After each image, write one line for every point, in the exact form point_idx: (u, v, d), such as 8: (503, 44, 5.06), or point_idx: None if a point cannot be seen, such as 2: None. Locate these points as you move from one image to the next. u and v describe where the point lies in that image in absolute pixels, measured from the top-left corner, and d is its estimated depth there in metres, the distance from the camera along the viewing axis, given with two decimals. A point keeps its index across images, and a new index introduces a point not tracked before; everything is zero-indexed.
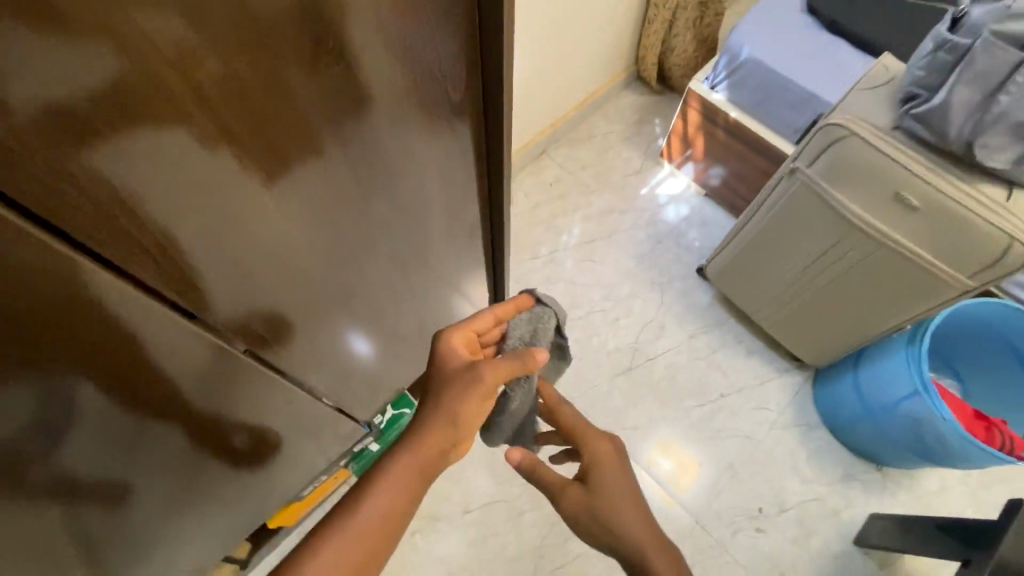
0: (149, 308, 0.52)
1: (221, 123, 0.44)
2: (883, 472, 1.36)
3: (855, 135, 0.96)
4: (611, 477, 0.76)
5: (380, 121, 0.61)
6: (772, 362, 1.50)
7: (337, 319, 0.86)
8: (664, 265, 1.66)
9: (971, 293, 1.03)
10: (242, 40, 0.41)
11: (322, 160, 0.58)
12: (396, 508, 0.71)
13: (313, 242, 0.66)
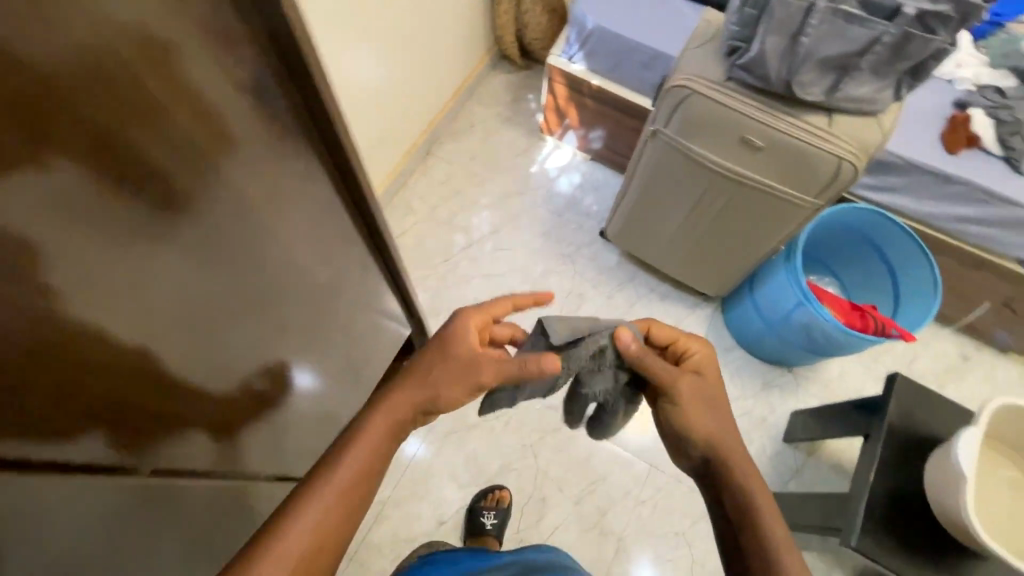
0: (28, 486, 0.41)
1: (10, 263, 0.35)
2: (794, 372, 1.55)
3: (696, 92, 1.02)
4: (710, 373, 0.77)
5: (241, 185, 0.53)
6: (684, 302, 1.62)
7: (262, 396, 0.77)
8: (570, 236, 1.71)
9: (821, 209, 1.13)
10: (10, 158, 0.32)
11: (182, 250, 0.49)
12: (365, 483, 0.63)
13: (210, 327, 0.58)
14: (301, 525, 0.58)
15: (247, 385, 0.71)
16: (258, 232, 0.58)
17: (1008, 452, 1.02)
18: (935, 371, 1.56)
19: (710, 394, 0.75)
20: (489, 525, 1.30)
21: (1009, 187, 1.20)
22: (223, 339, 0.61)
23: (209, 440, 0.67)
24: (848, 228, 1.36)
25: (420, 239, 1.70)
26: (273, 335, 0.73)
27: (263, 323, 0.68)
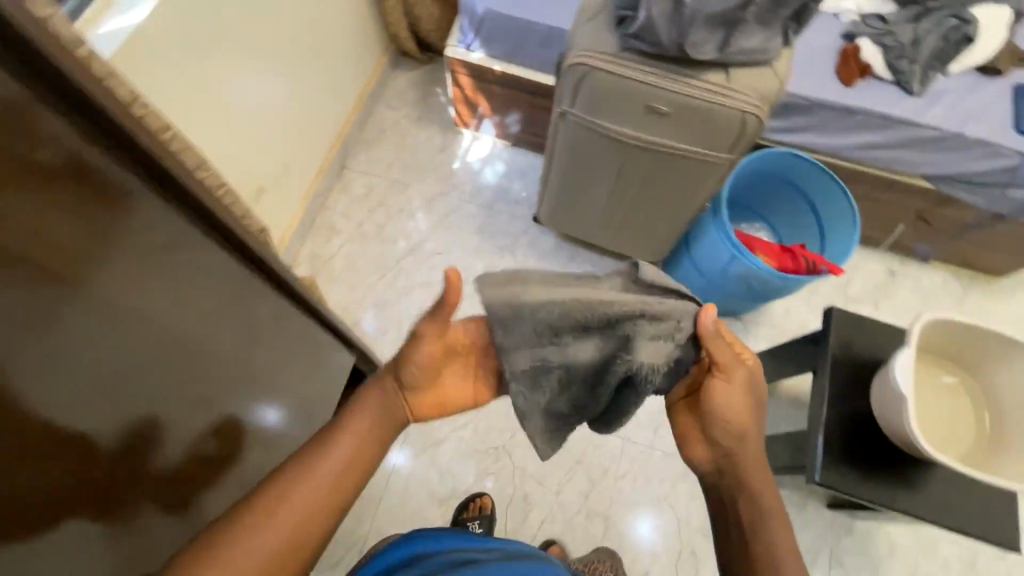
0: None
1: None
2: (742, 320, 1.59)
3: (594, 68, 1.00)
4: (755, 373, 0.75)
5: (94, 267, 0.51)
6: (627, 273, 1.63)
7: (206, 454, 0.77)
8: (505, 227, 1.68)
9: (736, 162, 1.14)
10: None
11: (63, 337, 0.50)
12: (346, 475, 0.66)
13: (129, 396, 0.60)
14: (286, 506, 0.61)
15: (191, 461, 0.74)
16: (139, 301, 0.58)
17: (939, 361, 1.07)
18: (868, 294, 1.64)
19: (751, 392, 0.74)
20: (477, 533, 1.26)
21: (904, 109, 1.24)
22: (146, 404, 0.63)
23: (166, 516, 0.71)
24: (765, 173, 1.39)
25: (352, 259, 1.63)
26: (213, 399, 0.76)
27: (181, 383, 0.68)
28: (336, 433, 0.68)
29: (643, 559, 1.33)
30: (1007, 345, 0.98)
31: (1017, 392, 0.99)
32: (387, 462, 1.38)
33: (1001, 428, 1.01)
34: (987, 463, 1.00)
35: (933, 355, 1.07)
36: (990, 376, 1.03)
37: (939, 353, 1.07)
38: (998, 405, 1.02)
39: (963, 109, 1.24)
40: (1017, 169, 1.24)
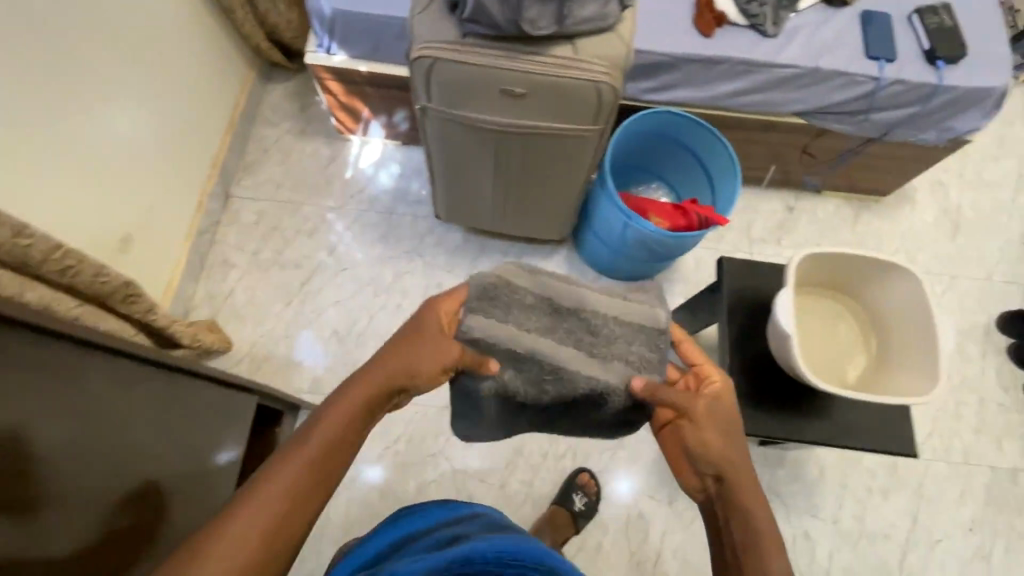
0: None
1: None
2: (657, 280, 1.61)
3: (437, 59, 0.96)
4: (725, 401, 0.81)
5: None
6: (538, 255, 1.63)
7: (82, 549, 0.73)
8: (409, 230, 1.63)
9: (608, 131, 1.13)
10: None
11: None
12: (344, 441, 0.69)
13: None
14: (295, 479, 0.65)
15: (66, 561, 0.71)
16: None
17: (822, 291, 1.12)
18: (768, 233, 1.70)
19: (720, 418, 0.79)
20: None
21: (765, 50, 1.26)
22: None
23: None
24: (646, 134, 1.40)
25: (253, 291, 1.55)
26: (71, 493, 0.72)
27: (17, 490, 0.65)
28: (336, 403, 0.71)
29: (594, 532, 1.35)
30: (877, 267, 1.03)
31: (893, 310, 1.04)
32: (363, 477, 1.37)
33: (883, 345, 1.06)
34: (870, 380, 1.06)
35: (817, 287, 1.11)
36: (868, 298, 1.08)
37: (821, 284, 1.11)
38: (878, 324, 1.08)
39: (817, 43, 1.27)
40: (874, 94, 1.29)
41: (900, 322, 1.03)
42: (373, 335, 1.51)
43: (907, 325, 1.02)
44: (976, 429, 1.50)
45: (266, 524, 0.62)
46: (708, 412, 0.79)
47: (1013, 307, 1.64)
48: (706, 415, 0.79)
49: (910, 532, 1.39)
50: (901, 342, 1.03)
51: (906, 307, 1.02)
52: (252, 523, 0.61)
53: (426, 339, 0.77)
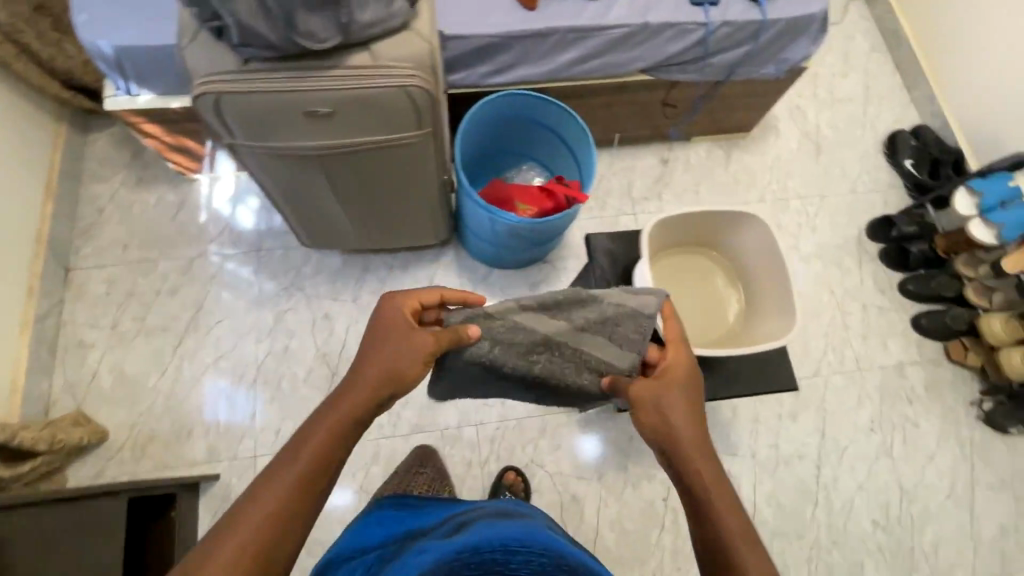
0: None
1: None
2: (549, 260, 1.59)
3: (220, 92, 0.86)
4: (667, 375, 0.87)
5: None
6: (425, 261, 1.57)
7: None
8: (283, 264, 1.52)
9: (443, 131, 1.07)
10: None
11: None
12: (335, 449, 0.74)
13: None
14: (288, 486, 0.69)
15: None
16: None
17: (686, 249, 1.13)
18: (648, 190, 1.71)
19: (660, 395, 0.85)
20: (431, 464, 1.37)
21: (590, 16, 1.23)
22: None
23: None
24: (497, 120, 1.36)
25: (121, 368, 1.41)
26: None
27: None
28: (323, 418, 0.76)
29: None
30: (727, 218, 1.05)
31: (748, 256, 1.07)
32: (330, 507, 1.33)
33: (748, 292, 1.10)
34: (740, 326, 1.09)
35: (680, 245, 1.13)
36: (727, 247, 1.11)
37: (683, 242, 1.12)
38: (741, 271, 1.10)
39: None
40: (706, 40, 1.29)
41: (756, 267, 1.06)
42: (265, 384, 1.42)
43: (762, 270, 1.05)
44: (863, 336, 1.60)
45: (259, 532, 0.65)
46: (650, 391, 0.85)
47: (878, 214, 1.74)
48: (649, 394, 0.85)
49: (820, 446, 1.48)
50: (761, 287, 1.06)
51: (758, 252, 1.05)
52: (249, 533, 0.64)
53: (397, 341, 0.82)
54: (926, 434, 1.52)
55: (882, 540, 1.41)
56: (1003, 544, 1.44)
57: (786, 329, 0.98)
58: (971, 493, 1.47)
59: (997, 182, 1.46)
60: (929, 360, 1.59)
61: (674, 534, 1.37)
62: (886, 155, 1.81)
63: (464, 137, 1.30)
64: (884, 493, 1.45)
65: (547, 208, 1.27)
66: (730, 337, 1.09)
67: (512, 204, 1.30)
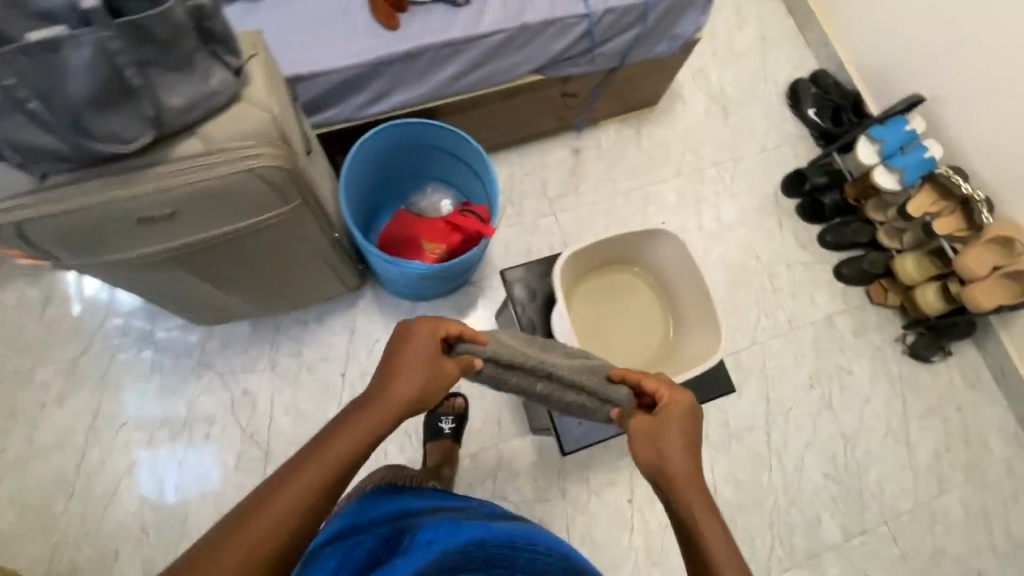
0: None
1: None
2: (475, 281, 1.51)
3: (21, 220, 0.71)
4: (667, 408, 0.78)
5: None
6: (343, 308, 1.45)
7: None
8: (183, 344, 1.37)
9: (315, 193, 0.94)
10: None
11: None
12: (352, 469, 0.61)
13: None
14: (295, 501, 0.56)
15: None
16: None
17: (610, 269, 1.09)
18: (563, 185, 1.63)
19: (655, 426, 0.76)
20: (447, 429, 1.34)
21: (461, 26, 1.11)
22: None
23: None
24: (387, 151, 1.23)
25: (20, 500, 1.25)
26: None
27: None
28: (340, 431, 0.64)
29: None
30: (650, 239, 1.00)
31: (674, 276, 1.03)
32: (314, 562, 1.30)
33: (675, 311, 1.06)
34: (671, 345, 1.06)
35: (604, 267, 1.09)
36: (654, 266, 1.07)
37: (609, 263, 1.08)
38: (665, 288, 1.07)
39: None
40: (591, 32, 1.20)
41: (681, 287, 1.02)
42: (192, 481, 1.30)
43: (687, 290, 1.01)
44: (792, 295, 1.63)
45: (267, 547, 0.52)
46: (650, 421, 0.77)
47: (790, 169, 1.75)
48: (649, 423, 0.77)
49: (767, 414, 1.52)
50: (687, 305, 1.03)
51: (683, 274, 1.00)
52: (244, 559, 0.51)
53: (426, 358, 0.73)
54: (860, 379, 1.59)
55: (834, 490, 1.49)
56: (937, 466, 1.55)
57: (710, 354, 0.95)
58: (905, 426, 1.57)
59: (895, 128, 1.49)
60: (854, 306, 1.65)
61: (643, 533, 1.39)
62: (790, 106, 1.80)
63: (352, 179, 1.16)
64: (829, 444, 1.52)
65: (454, 246, 1.17)
66: (665, 356, 1.07)
67: (418, 243, 1.20)
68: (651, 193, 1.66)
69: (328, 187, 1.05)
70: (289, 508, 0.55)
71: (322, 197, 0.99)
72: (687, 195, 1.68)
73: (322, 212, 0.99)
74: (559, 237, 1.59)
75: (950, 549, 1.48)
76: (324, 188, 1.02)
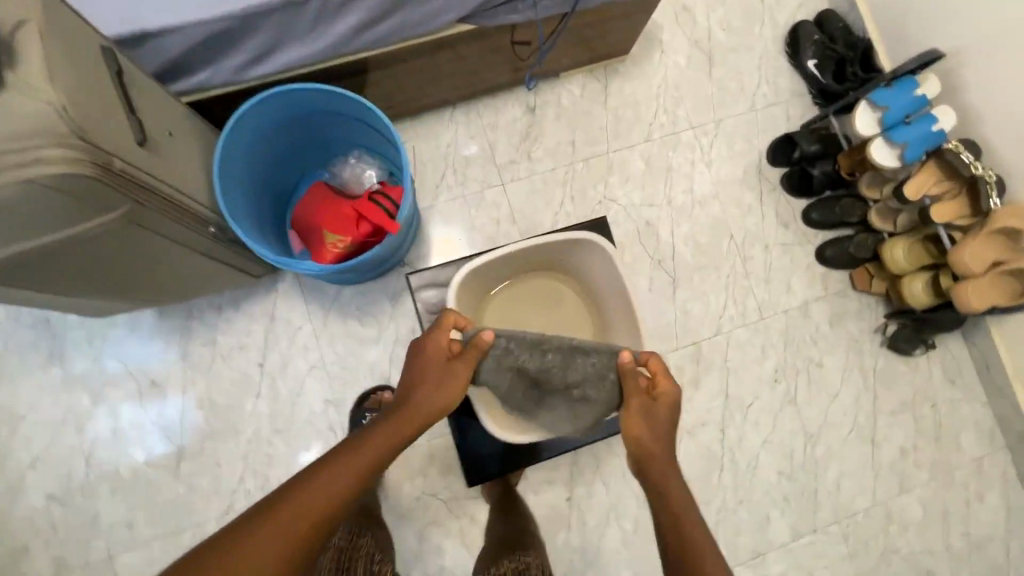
0: None
1: None
2: (408, 262, 1.36)
3: None
4: (662, 396, 0.88)
5: None
6: (261, 292, 1.32)
7: None
8: (83, 332, 1.26)
9: (158, 187, 0.78)
10: None
11: None
12: (373, 472, 0.72)
13: None
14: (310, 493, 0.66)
15: None
16: None
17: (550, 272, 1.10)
18: (515, 150, 1.43)
19: (650, 410, 0.86)
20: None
21: None
22: None
23: None
24: (294, 117, 1.05)
25: None
26: None
27: None
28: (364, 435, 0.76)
29: (432, 558, 1.29)
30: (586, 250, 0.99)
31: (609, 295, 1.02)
32: None
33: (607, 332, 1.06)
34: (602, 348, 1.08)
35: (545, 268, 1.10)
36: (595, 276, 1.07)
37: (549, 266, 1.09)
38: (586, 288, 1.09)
39: None
40: None
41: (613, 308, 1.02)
42: (101, 477, 1.24)
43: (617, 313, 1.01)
44: (765, 280, 1.47)
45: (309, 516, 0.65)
46: (643, 407, 0.87)
47: (779, 132, 1.52)
48: (641, 408, 0.87)
49: (724, 410, 1.42)
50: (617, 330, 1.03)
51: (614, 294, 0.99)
52: (267, 541, 0.61)
53: (437, 371, 0.87)
54: (831, 372, 1.46)
55: (787, 489, 1.41)
56: (902, 465, 1.46)
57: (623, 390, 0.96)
58: (872, 423, 1.46)
59: (902, 92, 1.26)
60: (834, 293, 1.49)
61: (580, 530, 1.34)
62: (788, 56, 1.54)
63: (237, 153, 0.99)
64: (788, 442, 1.43)
65: (357, 240, 1.02)
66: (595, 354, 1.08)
67: (318, 232, 1.05)
68: (616, 161, 1.46)
69: (191, 173, 0.88)
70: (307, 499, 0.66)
71: (177, 189, 0.83)
72: (658, 163, 1.47)
73: (179, 206, 0.83)
74: (507, 211, 1.41)
75: (902, 549, 1.43)
76: (182, 175, 0.85)
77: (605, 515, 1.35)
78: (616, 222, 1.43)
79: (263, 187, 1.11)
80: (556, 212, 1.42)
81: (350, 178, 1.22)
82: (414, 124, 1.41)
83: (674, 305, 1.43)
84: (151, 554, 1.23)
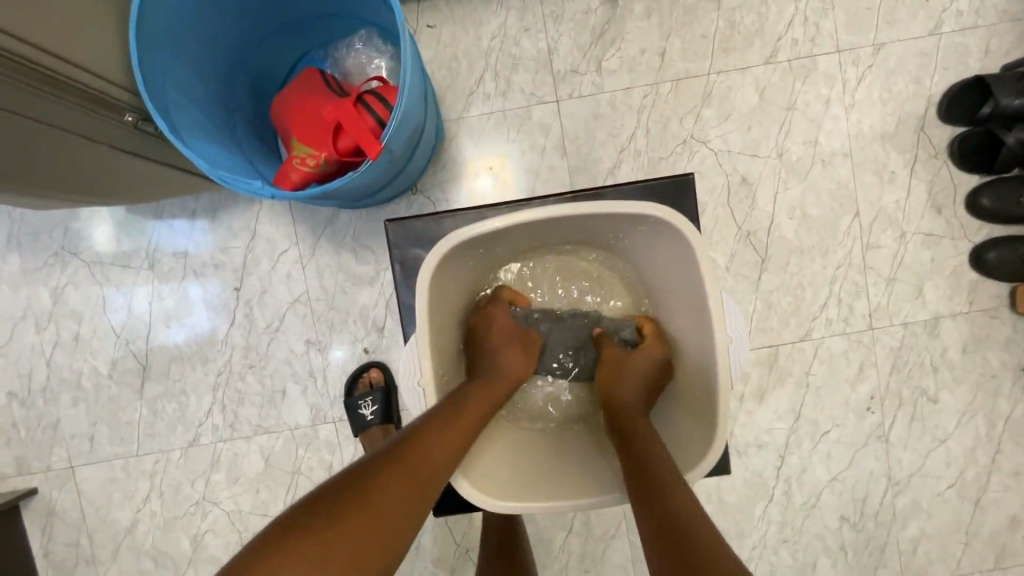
0: None
1: None
2: (419, 189, 1.07)
3: None
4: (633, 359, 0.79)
5: None
6: (243, 201, 1.09)
7: None
8: (44, 221, 1.09)
9: (25, 54, 0.60)
10: None
11: None
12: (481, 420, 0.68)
13: None
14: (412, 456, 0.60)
15: None
16: None
17: (594, 254, 0.88)
18: (581, 55, 1.06)
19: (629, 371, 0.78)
20: (370, 415, 1.06)
21: None
22: None
23: None
24: None
25: None
26: None
27: None
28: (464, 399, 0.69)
29: None
30: (655, 231, 0.75)
31: (678, 297, 0.80)
32: (197, 507, 1.12)
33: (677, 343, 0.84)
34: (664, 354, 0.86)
35: (587, 244, 0.87)
36: (650, 270, 0.85)
37: (591, 245, 0.87)
38: (637, 273, 0.88)
39: None
40: None
41: (684, 316, 0.80)
42: (62, 384, 1.12)
43: (692, 321, 0.78)
44: (888, 279, 1.09)
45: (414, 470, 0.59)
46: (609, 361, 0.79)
47: (968, 72, 1.06)
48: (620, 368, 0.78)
49: (790, 434, 1.12)
50: (688, 344, 0.80)
51: (691, 297, 0.76)
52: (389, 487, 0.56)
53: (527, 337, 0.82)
54: (945, 410, 1.11)
55: (847, 538, 1.13)
56: (1011, 539, 1.12)
57: (711, 444, 0.73)
58: (984, 482, 1.12)
59: None
60: (980, 310, 1.10)
61: (583, 536, 1.13)
62: None
63: (171, 4, 0.72)
64: (864, 484, 1.12)
65: (331, 158, 0.76)
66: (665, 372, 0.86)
67: (291, 142, 0.82)
68: (717, 86, 1.06)
69: (93, 39, 0.69)
70: (387, 494, 0.56)
71: (66, 59, 0.65)
72: (777, 96, 1.06)
73: (67, 84, 0.65)
74: (557, 138, 1.07)
75: None
76: (74, 41, 0.66)
77: (614, 526, 1.13)
78: (700, 172, 1.07)
79: (225, 66, 0.84)
80: (622, 147, 1.07)
81: (352, 68, 0.92)
82: (451, 4, 1.06)
83: (754, 295, 1.09)
84: (112, 472, 1.13)
